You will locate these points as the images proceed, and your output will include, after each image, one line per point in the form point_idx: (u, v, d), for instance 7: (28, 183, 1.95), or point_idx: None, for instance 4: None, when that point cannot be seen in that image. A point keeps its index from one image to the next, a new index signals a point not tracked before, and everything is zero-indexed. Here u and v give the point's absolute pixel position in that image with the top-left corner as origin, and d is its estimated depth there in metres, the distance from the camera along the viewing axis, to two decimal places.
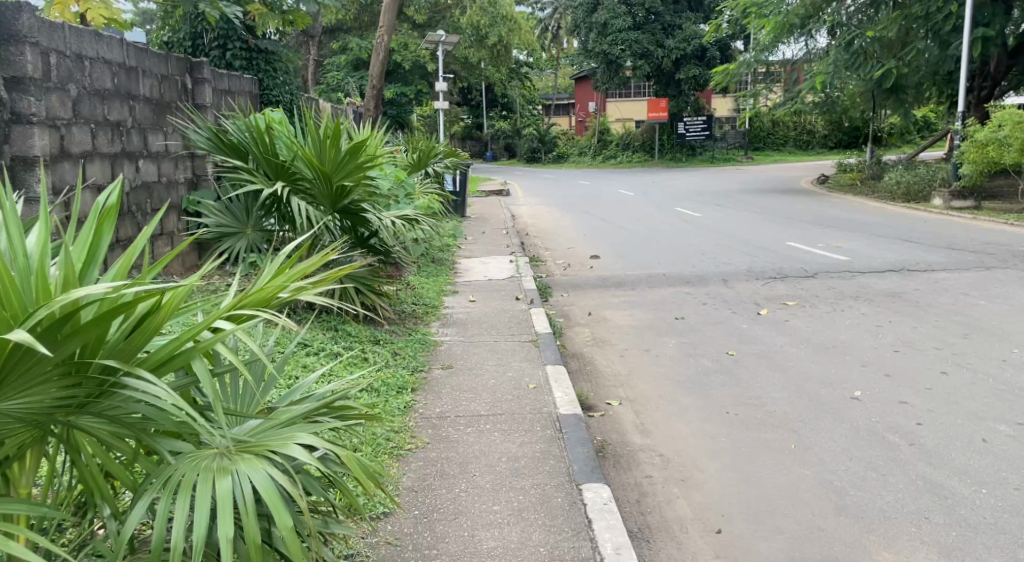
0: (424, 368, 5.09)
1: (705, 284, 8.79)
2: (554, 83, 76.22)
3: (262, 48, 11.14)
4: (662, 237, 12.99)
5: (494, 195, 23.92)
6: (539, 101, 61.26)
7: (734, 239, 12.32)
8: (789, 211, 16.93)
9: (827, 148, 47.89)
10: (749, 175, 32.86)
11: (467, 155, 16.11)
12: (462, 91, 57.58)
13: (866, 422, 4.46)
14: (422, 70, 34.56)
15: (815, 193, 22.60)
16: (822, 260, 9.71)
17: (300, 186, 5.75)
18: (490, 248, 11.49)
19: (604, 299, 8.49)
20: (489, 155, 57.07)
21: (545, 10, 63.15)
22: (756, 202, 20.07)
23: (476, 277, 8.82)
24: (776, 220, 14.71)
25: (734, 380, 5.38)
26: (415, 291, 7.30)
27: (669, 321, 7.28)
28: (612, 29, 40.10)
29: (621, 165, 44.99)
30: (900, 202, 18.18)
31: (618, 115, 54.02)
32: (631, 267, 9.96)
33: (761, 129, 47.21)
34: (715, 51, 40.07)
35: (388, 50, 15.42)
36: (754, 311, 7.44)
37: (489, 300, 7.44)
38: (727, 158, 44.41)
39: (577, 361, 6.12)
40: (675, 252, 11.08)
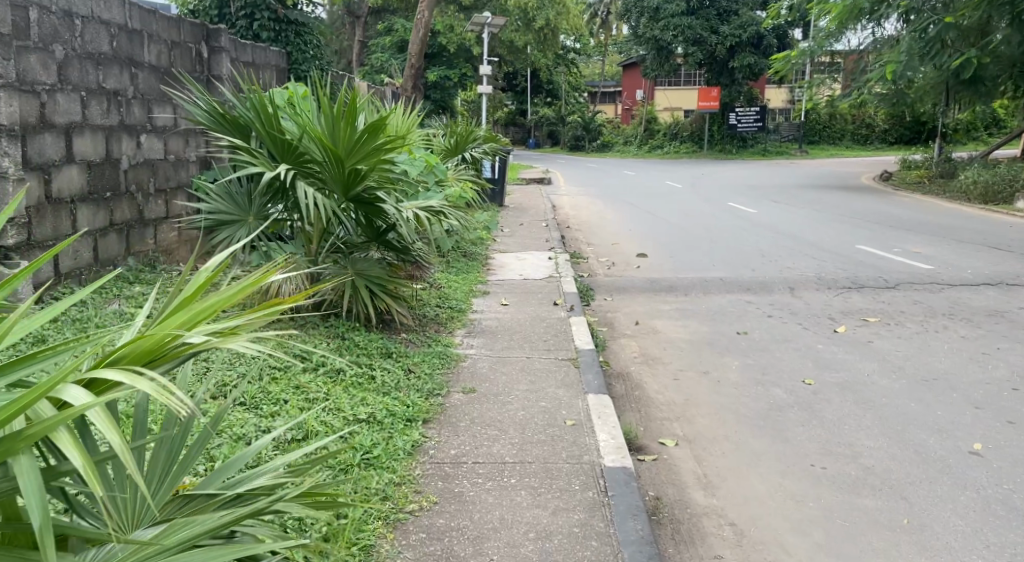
0: (441, 392, 4.19)
1: (770, 293, 7.89)
2: (600, 69, 74.94)
3: (291, 19, 10.12)
4: (717, 236, 12.09)
5: (535, 184, 23.10)
6: (583, 88, 60.10)
7: (796, 241, 11.39)
8: (851, 210, 15.93)
9: (886, 144, 46.17)
10: (802, 170, 31.59)
11: (507, 141, 15.27)
12: (506, 76, 56.62)
13: (998, 492, 3.65)
14: (467, 53, 33.76)
15: (877, 191, 21.45)
16: (901, 269, 8.78)
17: (308, 170, 4.88)
18: (530, 241, 10.70)
19: (655, 306, 7.63)
20: (532, 142, 56.18)
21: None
22: (814, 198, 18.96)
23: (511, 275, 8.00)
24: (840, 221, 13.71)
25: (815, 420, 4.51)
26: (439, 292, 6.45)
27: (731, 336, 6.41)
28: (665, 14, 38.91)
29: (668, 155, 43.82)
30: (976, 203, 17.11)
31: (667, 103, 52.73)
32: (683, 269, 9.07)
33: (817, 122, 45.66)
34: (772, 39, 38.75)
35: (429, 27, 14.56)
36: (829, 328, 6.55)
37: (524, 304, 6.59)
38: (779, 151, 42.99)
39: (623, 383, 5.24)
40: (733, 254, 10.19)
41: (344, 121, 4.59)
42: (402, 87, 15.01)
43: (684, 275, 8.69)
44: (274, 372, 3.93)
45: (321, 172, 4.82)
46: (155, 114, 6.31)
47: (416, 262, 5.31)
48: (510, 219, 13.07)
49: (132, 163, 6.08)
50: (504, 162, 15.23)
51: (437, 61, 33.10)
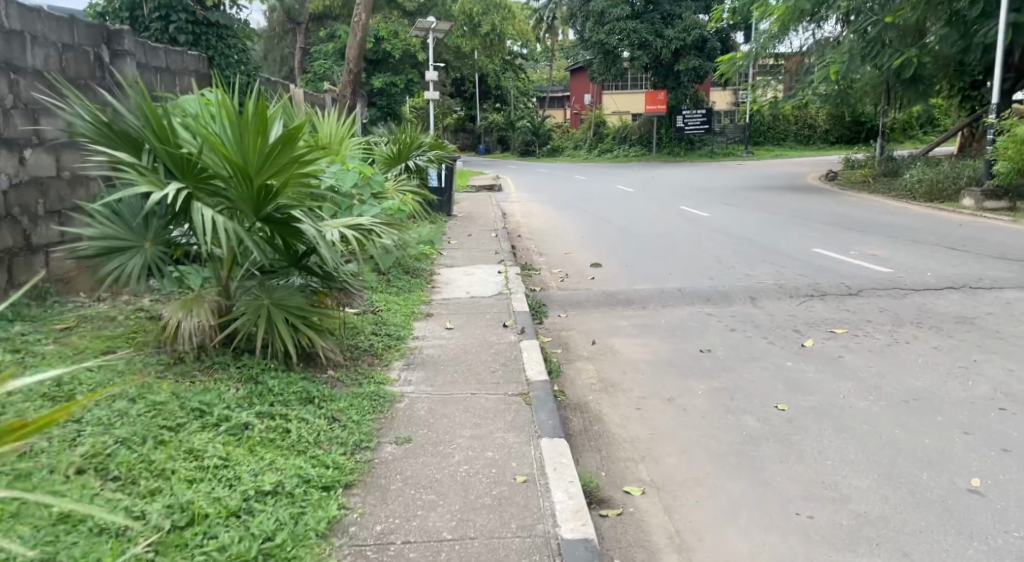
0: (369, 445, 3.61)
1: (731, 303, 7.42)
2: (548, 74, 74.88)
3: (211, 21, 9.50)
4: (670, 243, 11.65)
5: (486, 191, 22.59)
6: (532, 93, 59.85)
7: (752, 245, 11.00)
8: (804, 211, 15.68)
9: (829, 143, 46.70)
10: (752, 171, 31.59)
11: (453, 148, 14.70)
12: (455, 83, 56.17)
13: (1005, 544, 3.17)
14: (412, 60, 33.10)
15: (826, 191, 21.37)
16: (864, 273, 8.40)
17: (212, 187, 4.28)
18: (478, 254, 10.12)
19: (611, 321, 7.10)
20: (482, 148, 55.73)
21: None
22: (766, 200, 18.75)
23: (456, 293, 7.40)
24: (794, 223, 13.38)
25: (794, 454, 3.99)
26: (377, 319, 5.84)
27: (694, 354, 5.89)
28: (609, 18, 38.77)
29: (618, 159, 43.72)
30: (922, 202, 16.94)
31: (615, 107, 52.70)
32: (639, 280, 8.57)
33: (762, 123, 45.96)
34: (715, 42, 38.90)
35: (366, 30, 13.95)
36: (797, 342, 6.07)
37: (470, 327, 6.02)
38: (727, 152, 43.09)
39: (582, 417, 4.68)
40: (689, 262, 9.74)
41: (248, 130, 4.06)
42: (341, 93, 14.39)
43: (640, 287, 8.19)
44: (165, 428, 3.40)
45: (227, 191, 4.25)
46: (42, 125, 5.59)
47: (344, 288, 4.71)
48: (458, 230, 12.49)
49: (14, 182, 5.35)
50: (451, 170, 14.65)
51: (382, 69, 32.41)
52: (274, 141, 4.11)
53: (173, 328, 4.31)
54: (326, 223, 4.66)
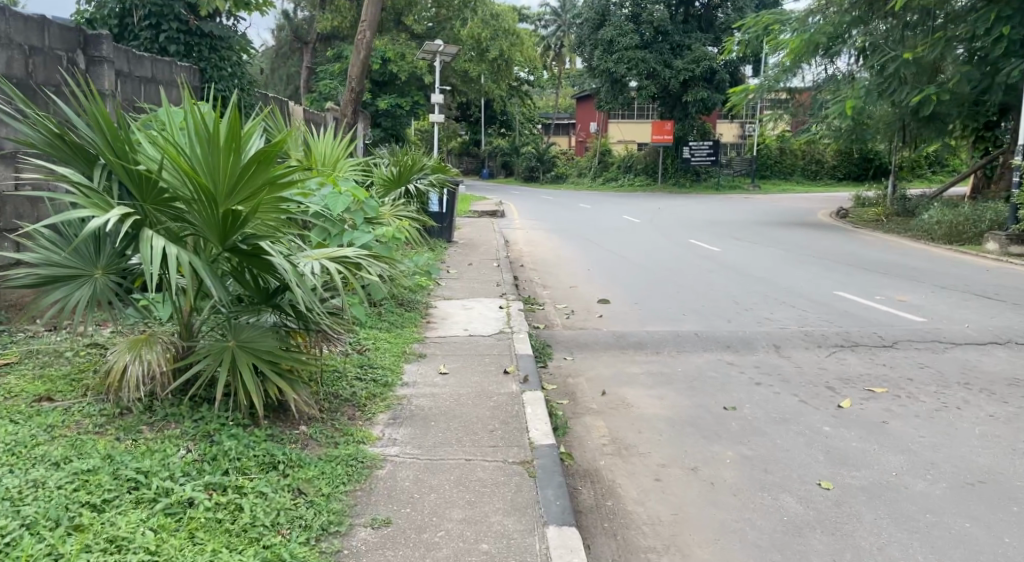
0: (338, 530, 2.99)
1: (753, 352, 6.80)
2: (554, 101, 74.76)
3: (205, 32, 9.02)
4: (682, 280, 11.06)
5: (488, 217, 22.06)
6: (537, 119, 59.61)
7: (768, 285, 10.42)
8: (818, 250, 15.12)
9: (836, 178, 46.36)
10: (759, 205, 31.09)
11: (456, 173, 14.16)
12: (460, 106, 55.96)
13: None
14: (418, 82, 32.67)
15: (837, 228, 20.83)
16: (894, 322, 7.80)
17: (174, 211, 3.68)
18: (479, 285, 9.53)
19: (622, 367, 6.49)
20: (486, 172, 55.36)
21: (547, 28, 61.72)
22: (778, 236, 18.22)
23: (453, 330, 6.78)
24: (811, 262, 12.80)
25: (851, 553, 3.38)
26: (364, 360, 5.23)
27: (718, 412, 5.26)
28: (618, 47, 38.45)
29: (623, 188, 43.27)
30: (941, 244, 16.38)
31: (621, 136, 52.41)
32: (652, 321, 7.98)
33: (768, 157, 45.57)
34: (725, 74, 38.58)
35: (371, 48, 13.45)
36: (832, 402, 5.45)
37: (467, 371, 5.38)
38: (733, 185, 42.65)
39: (593, 488, 4.05)
40: (702, 302, 9.15)
41: (215, 147, 3.51)
42: (342, 111, 13.89)
43: (653, 329, 7.59)
44: (86, 505, 2.84)
45: (190, 216, 3.65)
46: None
47: (323, 332, 4.09)
48: (459, 258, 11.92)
49: None
50: (453, 195, 14.11)
51: (388, 89, 32.06)
52: (248, 162, 3.55)
53: (118, 373, 3.71)
54: (305, 255, 4.06)
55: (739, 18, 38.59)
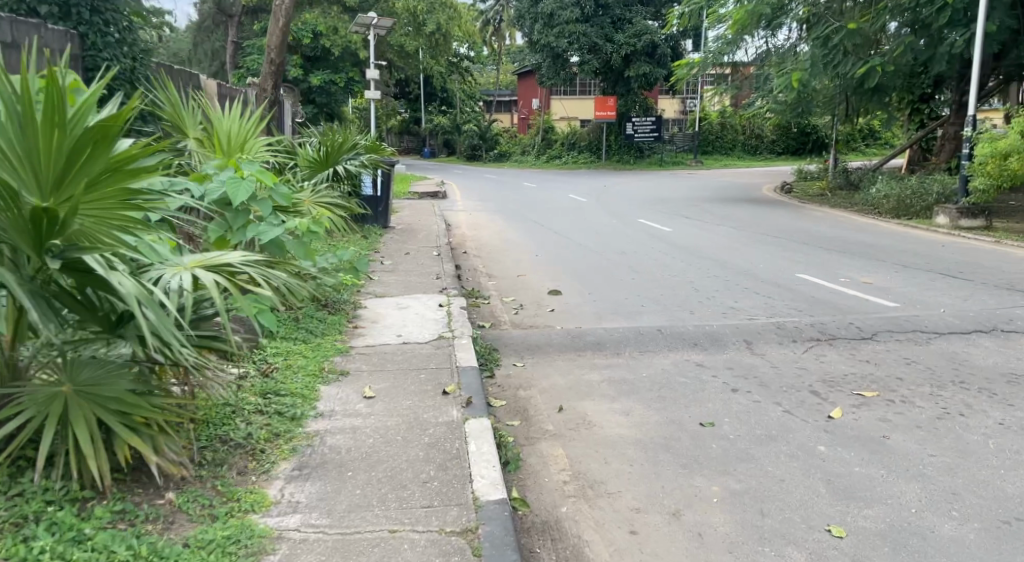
0: None
1: (723, 349, 6.00)
2: (496, 78, 73.52)
3: None
4: (634, 265, 10.25)
5: (429, 198, 21.12)
6: (478, 96, 58.40)
7: (726, 268, 9.70)
8: (771, 226, 14.51)
9: (777, 153, 46.31)
10: (705, 181, 30.68)
11: (390, 152, 13.18)
12: (399, 84, 54.58)
13: None
14: (353, 57, 32.13)
15: (784, 204, 20.40)
16: (869, 306, 7.10)
17: None
18: (415, 279, 8.59)
19: (579, 374, 5.66)
20: (427, 151, 54.16)
21: (486, 2, 60.41)
22: (729, 213, 17.65)
23: (384, 339, 5.88)
24: (767, 240, 12.05)
25: None
26: (267, 387, 4.39)
27: (694, 431, 4.44)
28: (559, 20, 37.47)
29: (566, 166, 42.50)
30: (889, 218, 15.86)
31: (563, 112, 51.59)
32: (608, 317, 7.20)
33: (711, 132, 45.18)
34: (666, 48, 37.98)
35: (289, 17, 12.36)
36: (821, 410, 4.65)
37: (398, 393, 4.51)
38: (677, 161, 42.28)
39: (556, 552, 3.24)
40: (660, 291, 8.34)
41: (31, 134, 2.82)
42: (261, 86, 12.78)
43: (610, 325, 6.78)
44: None
45: None
46: None
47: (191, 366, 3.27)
48: (393, 246, 10.92)
49: None
50: (387, 177, 13.13)
51: (321, 65, 31.60)
52: (77, 152, 2.88)
53: None
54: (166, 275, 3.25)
55: None
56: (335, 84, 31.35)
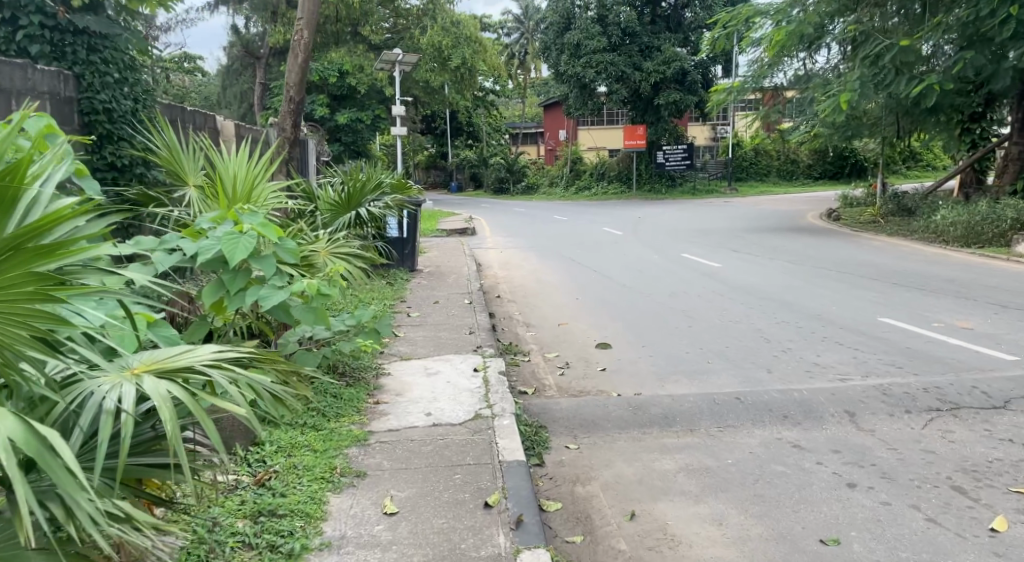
0: None
1: (821, 423, 4.94)
2: (521, 110, 73.18)
3: (82, 28, 7.81)
4: (689, 310, 9.20)
5: (458, 236, 20.33)
6: (504, 128, 57.92)
7: (793, 310, 8.64)
8: (828, 259, 13.40)
9: (812, 178, 44.99)
10: (742, 209, 29.61)
11: (416, 191, 12.35)
12: (425, 119, 54.39)
13: None
14: (379, 95, 31.89)
15: (834, 232, 19.26)
16: (983, 361, 6.00)
17: None
18: (444, 334, 7.63)
19: (647, 461, 4.63)
20: (454, 186, 53.78)
21: (510, 36, 60.24)
22: (778, 244, 16.53)
23: (409, 419, 4.92)
24: (832, 276, 10.93)
25: None
26: (261, 505, 3.42)
27: (816, 553, 3.41)
28: (586, 50, 36.95)
29: (596, 197, 41.63)
30: (956, 246, 14.64)
31: (591, 142, 50.85)
32: (670, 380, 6.17)
33: (744, 158, 44.05)
34: (697, 74, 37.03)
35: (308, 52, 11.64)
36: (978, 520, 3.64)
37: (428, 509, 3.56)
38: (709, 189, 41.23)
39: None
40: (723, 344, 7.29)
41: None
42: (281, 126, 11.98)
43: (675, 392, 5.75)
44: None
45: None
46: None
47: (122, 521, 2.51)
48: (420, 294, 10.00)
49: None
50: (414, 218, 12.28)
51: (347, 104, 31.32)
52: None
53: None
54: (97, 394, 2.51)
55: (708, 17, 37.07)
56: (361, 122, 31.00)
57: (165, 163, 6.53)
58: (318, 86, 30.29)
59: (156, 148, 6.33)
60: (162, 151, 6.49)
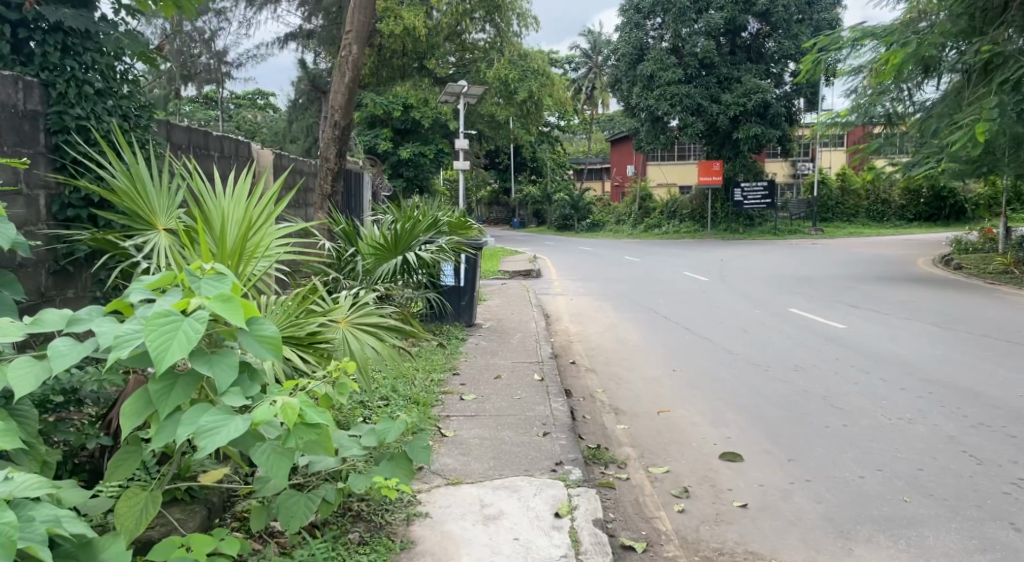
0: None
1: None
2: (586, 146, 71.31)
3: (54, 22, 5.61)
4: (835, 404, 7.27)
5: (522, 279, 18.45)
6: (567, 163, 56.00)
7: (988, 420, 6.62)
8: (976, 330, 11.17)
9: (904, 220, 42.01)
10: (834, 254, 27.07)
11: (477, 233, 10.40)
12: (489, 154, 53.01)
13: None
14: (444, 128, 30.44)
15: (964, 291, 16.75)
16: None
17: None
18: (510, 433, 5.59)
19: None
20: (517, 223, 52.45)
21: (577, 71, 58.79)
22: (901, 304, 14.22)
23: None
24: (1001, 366, 8.79)
25: None
26: None
27: None
28: (659, 82, 35.01)
29: (667, 235, 39.35)
30: None
31: (662, 178, 48.65)
32: (859, 543, 4.21)
33: (828, 197, 41.30)
34: (779, 107, 34.60)
35: (357, 70, 9.78)
36: None
37: None
38: (791, 229, 38.53)
39: None
40: (910, 466, 5.49)
41: None
42: (323, 156, 10.12)
43: None
44: None
45: None
46: None
47: None
48: (479, 361, 8.03)
49: None
50: (475, 263, 10.29)
51: (411, 138, 29.92)
52: None
53: None
54: None
55: (794, 46, 34.66)
56: (423, 156, 29.54)
57: (127, 201, 4.55)
58: (383, 119, 29.12)
59: (110, 179, 4.36)
60: (119, 181, 4.50)
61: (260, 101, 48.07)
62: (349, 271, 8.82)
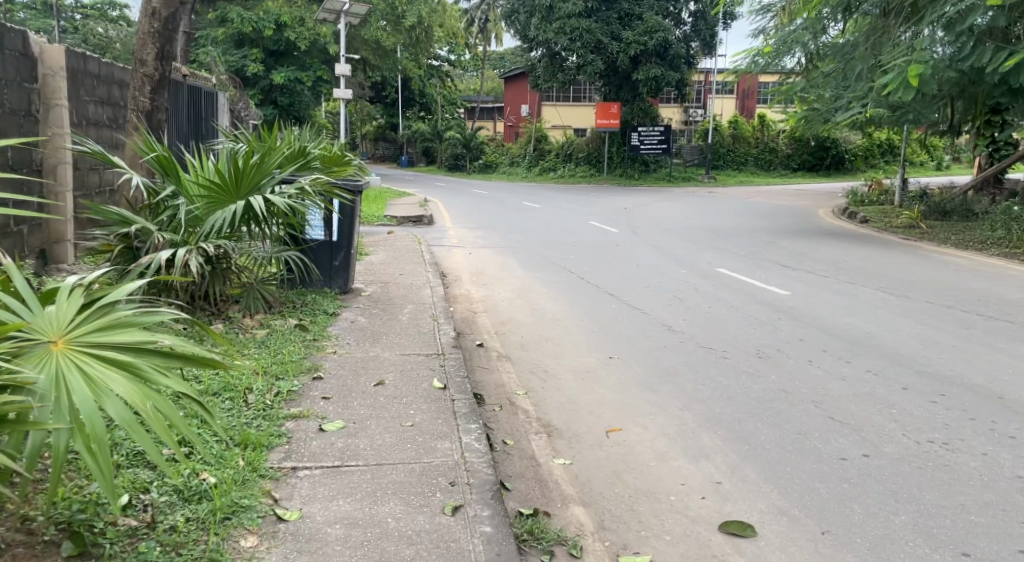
0: None
1: None
2: (479, 84, 68.23)
3: None
4: (833, 410, 5.36)
5: (408, 226, 16.03)
6: (459, 101, 53.01)
7: None
8: (931, 296, 9.65)
9: (790, 169, 41.52)
10: (738, 204, 25.79)
11: (355, 172, 7.94)
12: (375, 87, 49.37)
13: None
14: (323, 53, 27.12)
15: (884, 248, 15.53)
16: None
17: None
18: (398, 503, 3.39)
19: None
20: (404, 161, 49.47)
21: (470, 1, 55.39)
22: (834, 264, 12.62)
23: None
24: (999, 347, 7.11)
25: None
26: None
27: None
28: (559, 14, 32.46)
29: (562, 179, 37.45)
30: None
31: (557, 119, 46.59)
32: None
33: (721, 144, 40.36)
34: (680, 48, 32.86)
35: None
36: None
37: None
38: (686, 176, 37.38)
39: None
40: (1005, 543, 3.61)
41: None
42: (138, 57, 7.38)
43: None
44: None
45: None
46: None
47: None
48: (354, 352, 5.74)
49: None
50: (351, 212, 7.84)
51: (285, 62, 26.47)
52: None
53: None
54: None
55: None
56: (298, 83, 26.20)
57: None
58: (252, 37, 25.49)
59: None
60: None
61: (114, 14, 42.66)
62: (169, 221, 6.39)
